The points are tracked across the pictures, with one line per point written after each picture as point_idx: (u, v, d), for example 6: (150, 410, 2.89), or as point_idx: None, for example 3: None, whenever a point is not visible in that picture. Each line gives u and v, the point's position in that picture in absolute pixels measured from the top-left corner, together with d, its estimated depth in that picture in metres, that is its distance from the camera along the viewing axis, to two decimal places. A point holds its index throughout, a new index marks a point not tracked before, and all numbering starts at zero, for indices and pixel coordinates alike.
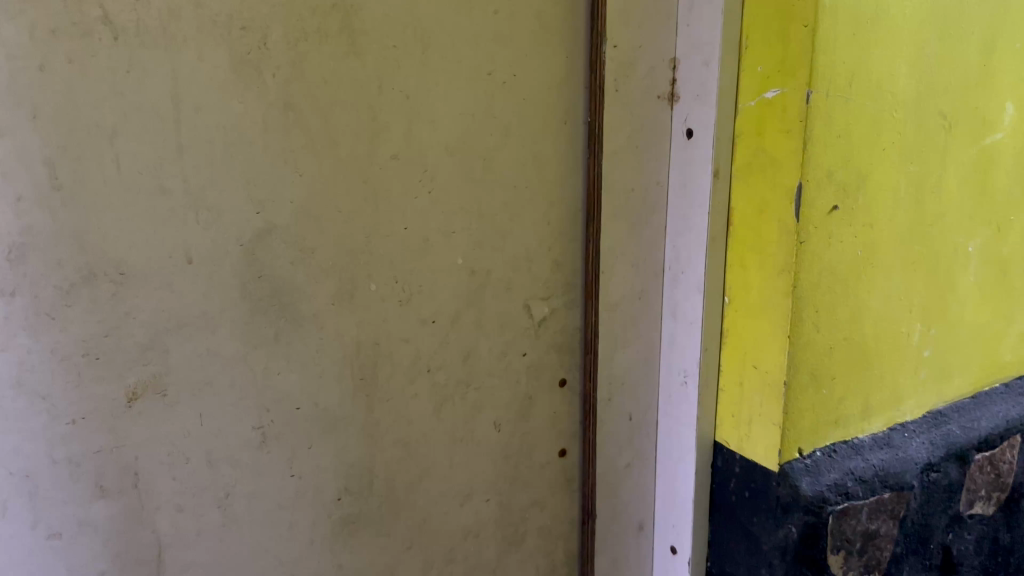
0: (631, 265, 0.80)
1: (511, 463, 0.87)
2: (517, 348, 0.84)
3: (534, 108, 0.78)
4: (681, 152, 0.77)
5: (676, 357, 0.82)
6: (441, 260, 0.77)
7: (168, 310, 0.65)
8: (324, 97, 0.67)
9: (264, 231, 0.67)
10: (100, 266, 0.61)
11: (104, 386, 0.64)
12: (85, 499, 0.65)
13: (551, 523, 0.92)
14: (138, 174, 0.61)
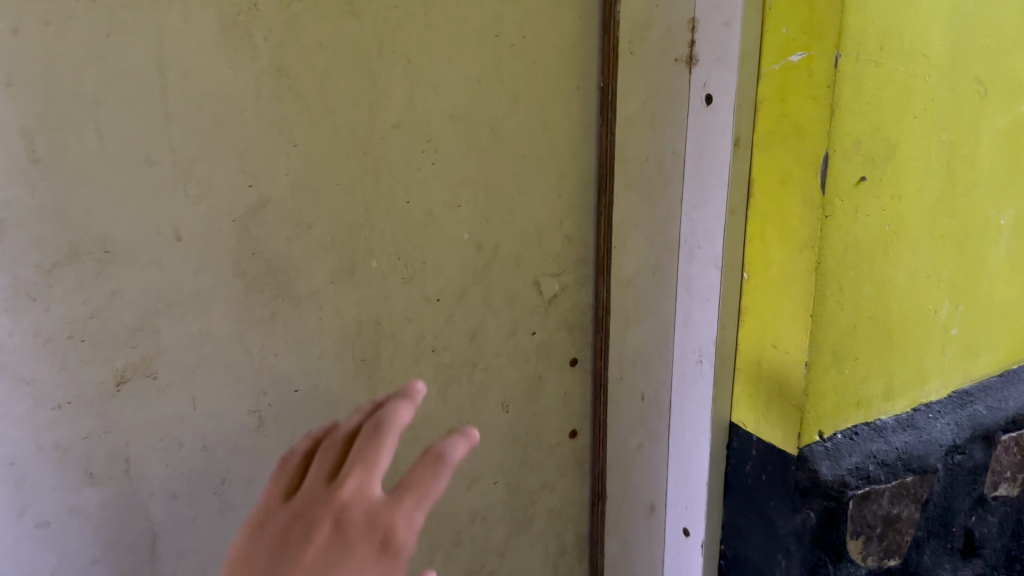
0: (646, 239, 0.77)
1: (520, 444, 0.85)
2: (525, 327, 0.82)
3: (543, 75, 0.75)
4: (699, 119, 0.74)
5: (692, 334, 0.79)
6: (446, 236, 0.74)
7: (157, 289, 0.62)
8: (320, 63, 0.64)
9: (259, 205, 0.64)
10: (84, 244, 0.58)
11: (91, 369, 0.61)
12: (74, 486, 0.62)
13: (561, 505, 0.91)
14: (123, 146, 0.58)
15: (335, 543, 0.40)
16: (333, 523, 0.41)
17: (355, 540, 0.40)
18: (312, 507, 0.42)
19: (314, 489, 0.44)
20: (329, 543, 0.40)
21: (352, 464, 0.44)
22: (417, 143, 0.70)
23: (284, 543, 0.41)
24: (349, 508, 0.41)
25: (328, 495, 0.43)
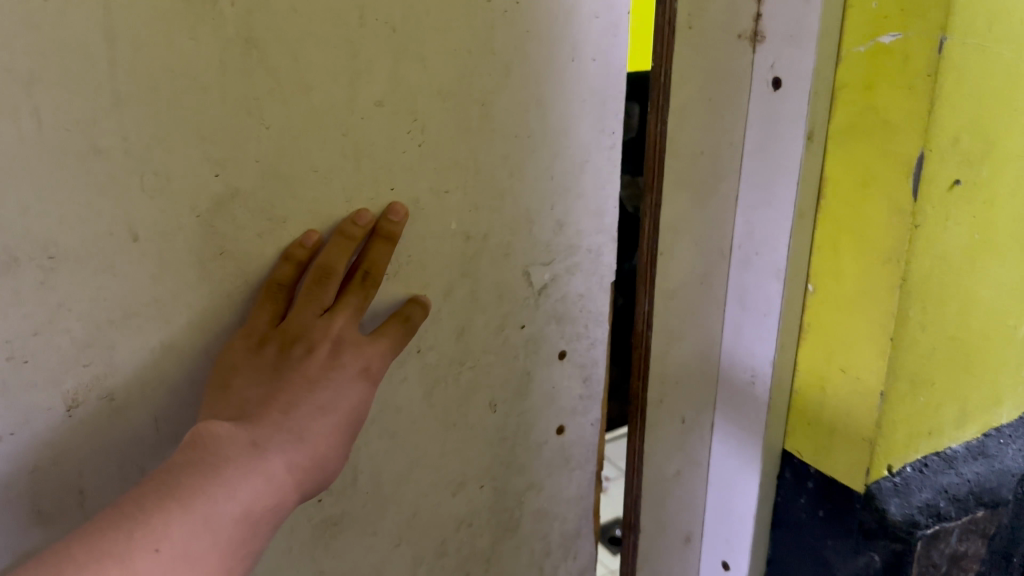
0: (695, 245, 0.75)
1: (507, 445, 0.78)
2: (515, 321, 0.73)
3: (539, 42, 0.64)
4: (764, 104, 0.71)
5: (744, 353, 0.78)
6: (430, 227, 0.64)
7: (110, 301, 0.52)
8: (293, 32, 0.53)
9: (227, 199, 0.54)
10: (24, 249, 0.49)
11: (34, 394, 0.52)
12: (19, 526, 0.55)
13: (548, 505, 0.84)
14: (65, 132, 0.48)
15: (332, 358, 0.56)
16: (331, 344, 0.57)
17: (347, 366, 0.57)
18: (312, 330, 0.57)
19: (311, 316, 0.58)
20: (326, 358, 0.56)
21: (345, 303, 0.59)
22: (402, 125, 0.60)
23: (287, 356, 0.56)
24: (343, 340, 0.57)
25: (325, 323, 0.58)
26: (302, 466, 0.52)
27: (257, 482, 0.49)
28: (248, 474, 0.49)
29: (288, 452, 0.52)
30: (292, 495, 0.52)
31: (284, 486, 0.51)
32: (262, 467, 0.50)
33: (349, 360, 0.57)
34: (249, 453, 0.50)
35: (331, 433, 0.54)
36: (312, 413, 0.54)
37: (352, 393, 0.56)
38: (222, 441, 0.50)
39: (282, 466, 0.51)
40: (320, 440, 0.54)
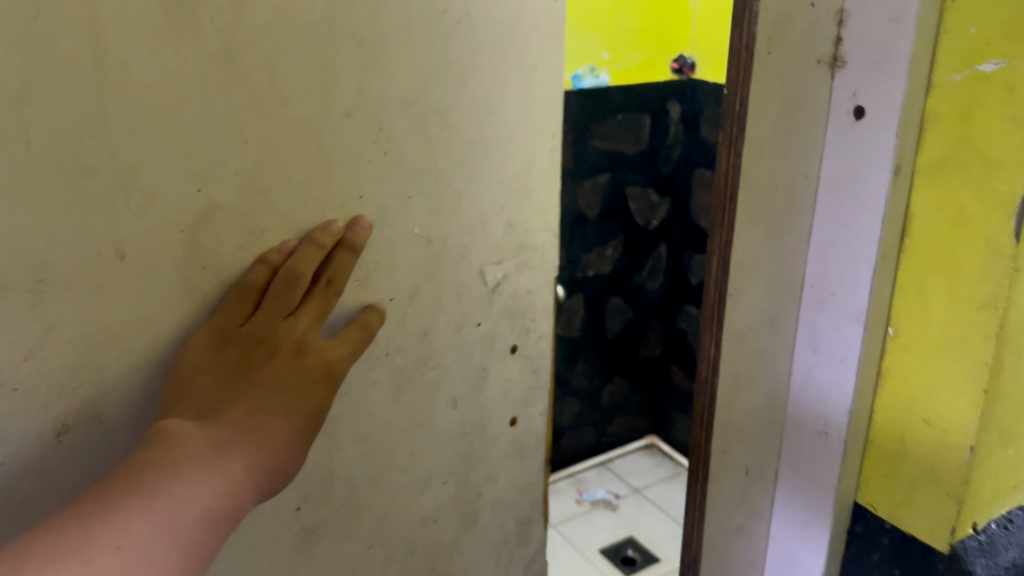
0: (766, 282, 0.97)
1: (467, 440, 0.78)
2: (474, 320, 0.73)
3: (490, 51, 0.65)
4: (845, 129, 0.91)
5: (834, 400, 0.99)
6: (396, 232, 0.66)
7: (99, 319, 0.54)
8: (270, 46, 0.55)
9: (208, 215, 0.56)
10: (15, 273, 0.50)
11: (26, 421, 0.54)
12: None
13: (506, 495, 0.83)
14: (54, 151, 0.50)
15: (294, 357, 0.58)
16: (295, 345, 0.58)
17: (309, 366, 0.58)
18: (274, 331, 0.58)
19: (276, 317, 0.59)
20: (288, 358, 0.58)
21: (308, 307, 0.60)
22: (368, 135, 0.61)
23: (251, 357, 0.58)
24: (305, 341, 0.59)
25: (287, 324, 0.59)
26: (265, 464, 0.53)
27: (218, 479, 0.50)
28: (208, 471, 0.50)
29: (250, 449, 0.53)
30: (255, 493, 0.52)
31: (247, 483, 0.52)
32: (222, 465, 0.51)
33: (311, 358, 0.58)
34: (210, 452, 0.51)
35: (294, 432, 0.55)
36: (274, 412, 0.55)
37: (315, 392, 0.57)
38: (182, 440, 0.51)
39: (244, 463, 0.52)
40: (282, 437, 0.55)
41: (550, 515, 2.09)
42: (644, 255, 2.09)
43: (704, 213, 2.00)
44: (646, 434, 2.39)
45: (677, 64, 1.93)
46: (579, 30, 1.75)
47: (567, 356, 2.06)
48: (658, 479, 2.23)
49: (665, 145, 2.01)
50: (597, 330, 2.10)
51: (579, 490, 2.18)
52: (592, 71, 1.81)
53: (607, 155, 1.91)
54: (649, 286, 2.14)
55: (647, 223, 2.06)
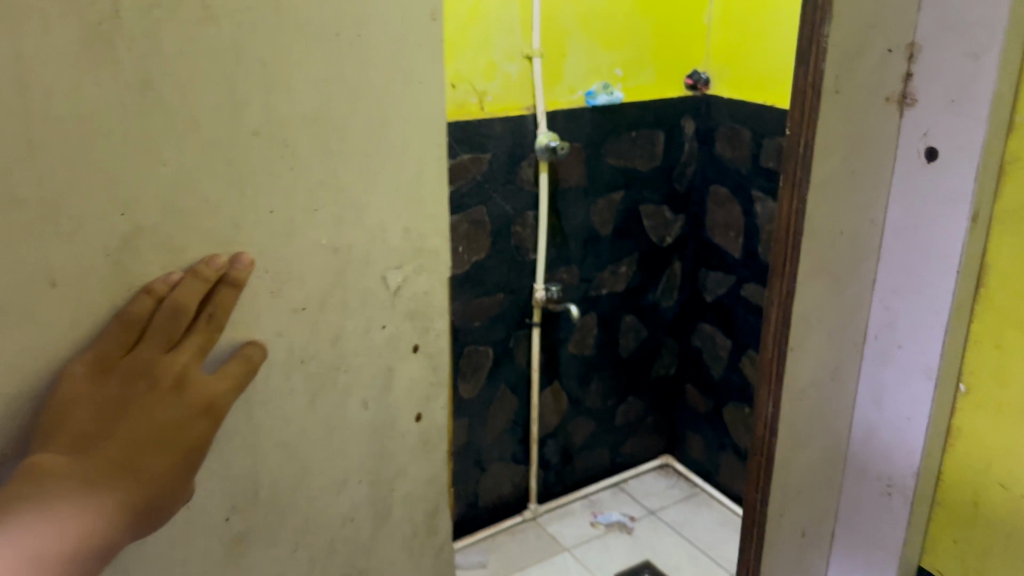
0: (826, 332, 0.98)
1: (378, 440, 0.73)
2: (377, 324, 0.69)
3: (382, 68, 0.62)
4: (916, 175, 0.92)
5: (899, 450, 1.00)
6: (305, 247, 0.63)
7: (33, 347, 0.53)
8: (185, 70, 0.54)
9: (133, 237, 0.54)
10: None
11: None
12: None
13: (417, 488, 0.77)
14: None
15: (175, 392, 0.56)
16: (177, 379, 0.57)
17: (190, 401, 0.57)
18: (155, 365, 0.56)
19: (158, 350, 0.56)
20: (169, 392, 0.56)
21: (190, 341, 0.57)
22: (276, 152, 0.59)
23: (129, 389, 0.55)
24: (186, 375, 0.57)
25: (169, 358, 0.56)
26: (139, 502, 0.55)
27: (86, 526, 0.52)
28: (76, 518, 0.52)
29: (124, 490, 0.54)
30: (128, 528, 0.54)
31: (119, 524, 0.53)
32: (93, 509, 0.52)
33: (193, 393, 0.57)
34: (81, 496, 0.52)
35: (172, 466, 0.56)
36: (153, 448, 0.55)
37: (196, 428, 0.57)
38: (52, 480, 0.52)
39: (117, 505, 0.53)
40: (159, 474, 0.56)
41: (565, 538, 2.01)
42: (659, 272, 2.05)
43: (718, 229, 1.96)
44: (660, 453, 2.33)
45: (691, 80, 1.89)
46: (592, 46, 1.73)
47: (580, 375, 2.03)
48: (674, 500, 2.17)
49: (679, 162, 1.96)
50: (611, 350, 2.06)
51: (592, 511, 2.11)
52: (606, 88, 1.76)
53: (621, 172, 1.87)
54: (663, 304, 2.10)
55: (661, 241, 2.02)
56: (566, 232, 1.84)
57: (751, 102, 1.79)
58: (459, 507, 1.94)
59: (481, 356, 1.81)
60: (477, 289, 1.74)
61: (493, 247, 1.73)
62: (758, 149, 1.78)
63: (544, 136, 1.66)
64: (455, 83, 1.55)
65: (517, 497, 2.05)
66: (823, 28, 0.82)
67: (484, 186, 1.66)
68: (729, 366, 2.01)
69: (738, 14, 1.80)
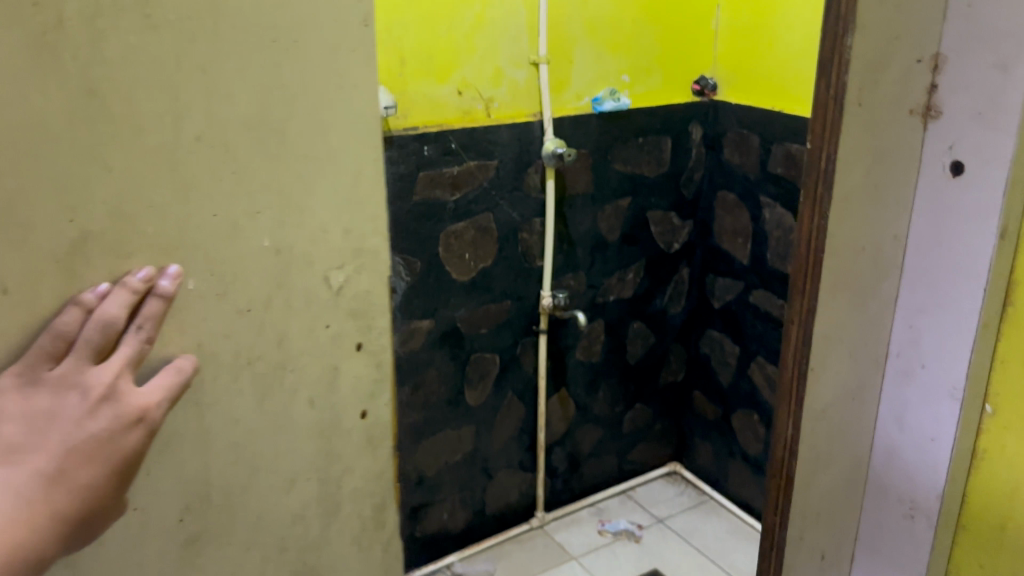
0: (848, 351, 0.92)
1: (325, 438, 0.67)
2: (321, 323, 0.64)
3: (322, 71, 0.59)
4: (940, 188, 0.87)
5: (922, 476, 0.94)
6: (249, 248, 0.59)
7: None
8: (128, 78, 0.51)
9: (81, 243, 0.52)
10: None
11: None
12: None
13: (365, 484, 0.71)
14: None
15: (106, 402, 0.52)
16: (108, 388, 0.52)
17: (122, 413, 0.52)
18: (84, 375, 0.51)
19: (87, 362, 0.52)
20: (99, 404, 0.51)
21: (122, 352, 0.53)
22: (219, 159, 0.56)
23: (57, 401, 0.51)
24: (117, 386, 0.52)
25: (99, 369, 0.52)
26: (66, 521, 0.50)
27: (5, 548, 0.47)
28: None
29: (49, 508, 0.49)
30: (53, 549, 0.50)
31: (43, 545, 0.49)
32: (14, 530, 0.48)
33: (126, 404, 0.52)
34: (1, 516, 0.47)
35: (103, 482, 0.52)
36: (83, 464, 0.51)
37: (129, 442, 0.53)
38: None
39: (42, 524, 0.49)
40: (90, 491, 0.51)
41: (573, 547, 1.99)
42: (666, 279, 2.03)
43: (726, 236, 1.94)
44: (668, 461, 2.31)
45: (698, 86, 1.87)
46: (599, 52, 1.72)
47: (588, 382, 2.01)
48: (682, 508, 2.15)
49: (686, 168, 1.95)
50: (619, 356, 2.04)
51: (600, 519, 2.09)
52: (612, 94, 1.74)
53: (629, 178, 1.86)
54: (671, 310, 2.08)
55: (668, 247, 2.00)
56: (573, 239, 1.82)
57: (759, 107, 1.77)
58: (466, 515, 1.93)
59: (488, 363, 1.80)
60: (484, 296, 1.73)
61: (499, 254, 1.71)
62: (766, 155, 1.76)
63: (551, 142, 1.65)
64: (461, 90, 1.55)
65: (525, 504, 2.03)
66: (846, 40, 0.77)
67: (491, 192, 1.65)
68: (737, 373, 1.99)
69: (745, 20, 1.79)
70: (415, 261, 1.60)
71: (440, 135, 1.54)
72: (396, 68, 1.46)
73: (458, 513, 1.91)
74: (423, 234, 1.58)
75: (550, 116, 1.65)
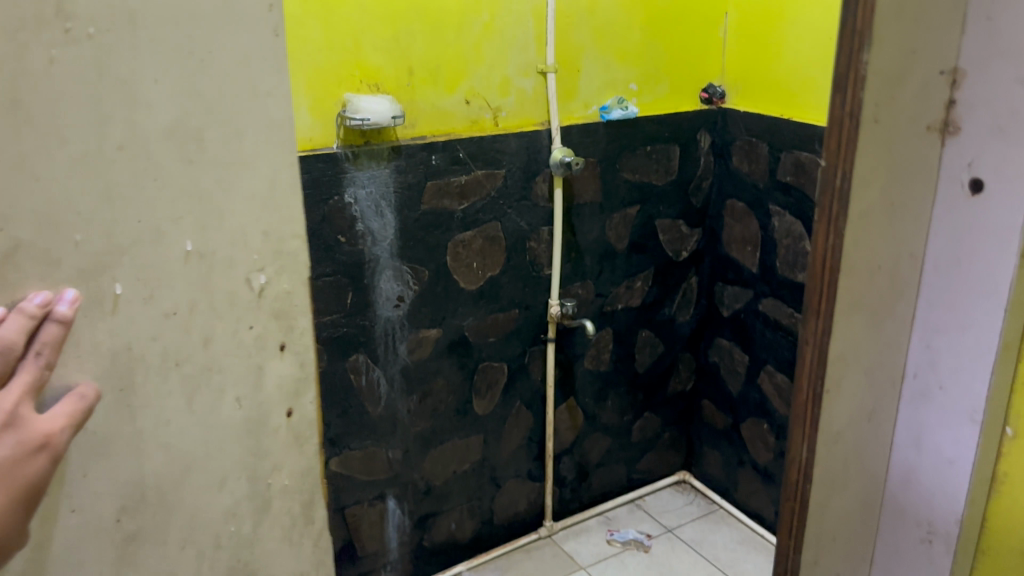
0: (863, 373, 0.75)
1: (253, 437, 0.67)
2: (244, 324, 0.64)
3: (236, 81, 0.59)
4: (963, 206, 0.70)
5: (930, 512, 0.78)
6: (169, 253, 0.59)
7: None
8: (49, 88, 0.51)
9: (9, 252, 0.52)
10: None
11: None
12: None
13: (292, 482, 0.71)
14: None
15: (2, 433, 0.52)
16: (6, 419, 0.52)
17: (20, 442, 0.53)
18: None
19: None
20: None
21: (20, 381, 0.53)
22: (142, 168, 0.56)
23: None
24: (13, 415, 0.53)
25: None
26: None
27: None
28: None
29: None
30: None
31: None
32: None
33: (24, 434, 0.53)
34: None
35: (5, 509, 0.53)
36: None
37: (30, 469, 0.54)
38: None
39: None
40: None
41: (582, 557, 1.97)
42: (675, 286, 2.02)
43: (735, 245, 1.93)
44: (677, 470, 2.29)
45: (706, 94, 1.88)
46: (607, 60, 1.71)
47: (597, 391, 2.00)
48: (691, 517, 2.13)
49: (694, 177, 1.94)
50: (627, 365, 2.03)
51: (609, 529, 2.07)
52: (620, 102, 1.74)
53: (637, 187, 1.85)
54: (679, 319, 2.07)
55: (677, 255, 1.99)
56: (581, 247, 1.81)
57: (768, 115, 1.76)
58: (474, 524, 1.91)
59: (496, 371, 1.79)
60: (492, 305, 1.72)
61: (507, 262, 1.70)
62: (775, 163, 1.75)
63: (558, 151, 1.64)
64: (468, 99, 1.54)
65: (534, 513, 2.02)
66: (862, 55, 0.61)
67: (498, 202, 1.64)
68: (747, 382, 1.98)
69: (753, 27, 1.78)
70: (423, 269, 1.59)
71: (448, 144, 1.53)
72: (404, 78, 1.46)
73: (466, 522, 1.89)
74: (431, 242, 1.58)
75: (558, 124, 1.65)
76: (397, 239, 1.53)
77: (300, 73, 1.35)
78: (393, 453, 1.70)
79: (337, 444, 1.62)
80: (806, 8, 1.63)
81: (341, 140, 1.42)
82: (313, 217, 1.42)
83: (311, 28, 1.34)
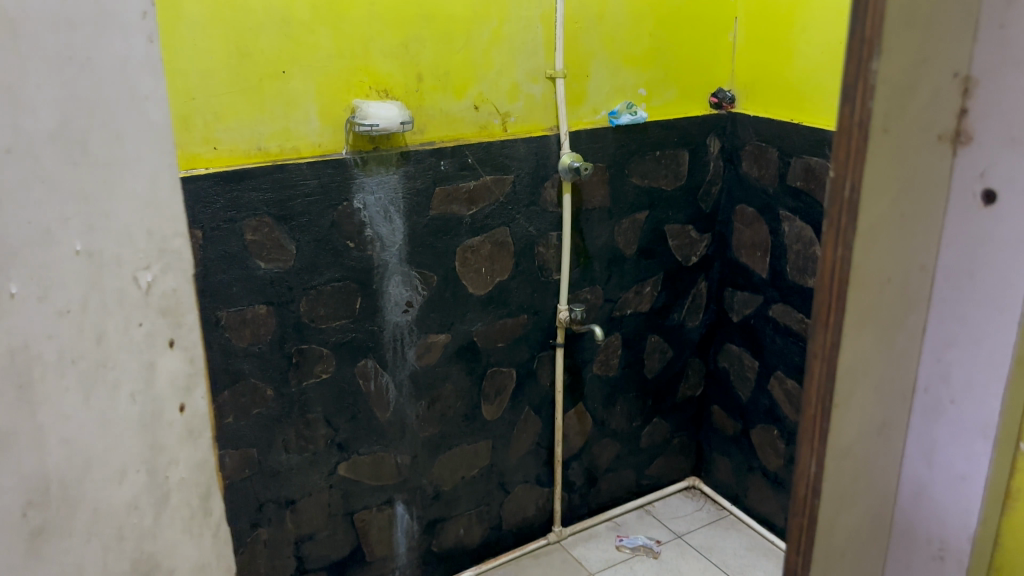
0: (875, 387, 0.61)
1: (149, 432, 0.71)
2: (134, 322, 0.67)
3: (90, 72, 0.59)
4: (971, 218, 0.58)
5: (941, 527, 0.65)
6: (57, 249, 0.60)
7: None
8: None
9: None
10: None
11: None
12: None
13: (190, 472, 0.78)
14: None
15: None
16: None
17: None
18: None
19: None
20: None
21: None
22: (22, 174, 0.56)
23: None
24: None
25: None
26: None
27: None
28: None
29: None
30: None
31: None
32: None
33: None
34: None
35: None
36: None
37: None
38: None
39: None
40: None
41: (591, 562, 1.96)
42: (683, 292, 2.01)
43: (745, 250, 1.92)
44: (687, 476, 2.27)
45: (716, 98, 1.87)
46: (616, 65, 1.70)
47: (606, 397, 2.00)
48: (702, 523, 2.12)
49: (704, 182, 1.93)
50: (636, 371, 2.03)
51: (618, 534, 2.06)
52: (629, 108, 1.74)
53: (646, 192, 1.84)
54: (688, 324, 2.06)
55: (686, 260, 1.98)
56: (590, 252, 1.81)
57: (778, 119, 1.75)
58: (483, 529, 1.91)
59: (504, 376, 1.78)
60: (500, 310, 1.71)
61: (516, 268, 1.70)
62: (786, 168, 1.74)
63: (567, 156, 1.63)
64: (478, 104, 1.54)
65: (542, 519, 2.01)
66: (872, 65, 0.49)
67: (507, 207, 1.63)
68: (757, 389, 1.97)
69: (763, 31, 1.77)
70: (431, 275, 1.59)
71: (456, 150, 1.52)
72: (412, 84, 1.45)
73: (474, 528, 1.89)
74: (440, 248, 1.58)
75: (567, 130, 1.64)
76: (406, 245, 1.53)
77: (310, 79, 1.36)
78: (402, 458, 1.70)
79: (347, 448, 1.61)
80: (819, 12, 1.62)
81: (350, 146, 1.43)
82: (322, 223, 1.42)
83: (321, 34, 1.34)
